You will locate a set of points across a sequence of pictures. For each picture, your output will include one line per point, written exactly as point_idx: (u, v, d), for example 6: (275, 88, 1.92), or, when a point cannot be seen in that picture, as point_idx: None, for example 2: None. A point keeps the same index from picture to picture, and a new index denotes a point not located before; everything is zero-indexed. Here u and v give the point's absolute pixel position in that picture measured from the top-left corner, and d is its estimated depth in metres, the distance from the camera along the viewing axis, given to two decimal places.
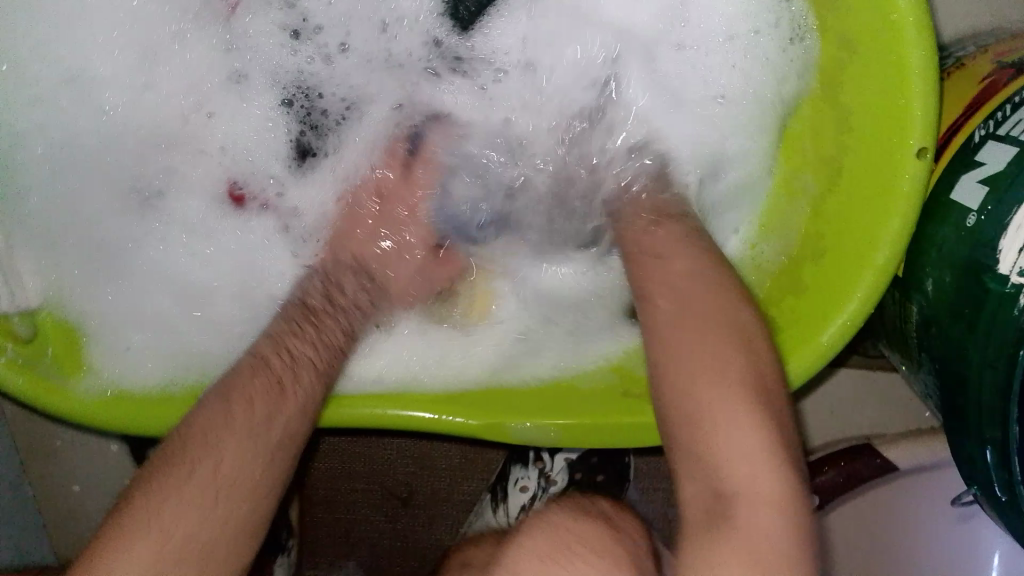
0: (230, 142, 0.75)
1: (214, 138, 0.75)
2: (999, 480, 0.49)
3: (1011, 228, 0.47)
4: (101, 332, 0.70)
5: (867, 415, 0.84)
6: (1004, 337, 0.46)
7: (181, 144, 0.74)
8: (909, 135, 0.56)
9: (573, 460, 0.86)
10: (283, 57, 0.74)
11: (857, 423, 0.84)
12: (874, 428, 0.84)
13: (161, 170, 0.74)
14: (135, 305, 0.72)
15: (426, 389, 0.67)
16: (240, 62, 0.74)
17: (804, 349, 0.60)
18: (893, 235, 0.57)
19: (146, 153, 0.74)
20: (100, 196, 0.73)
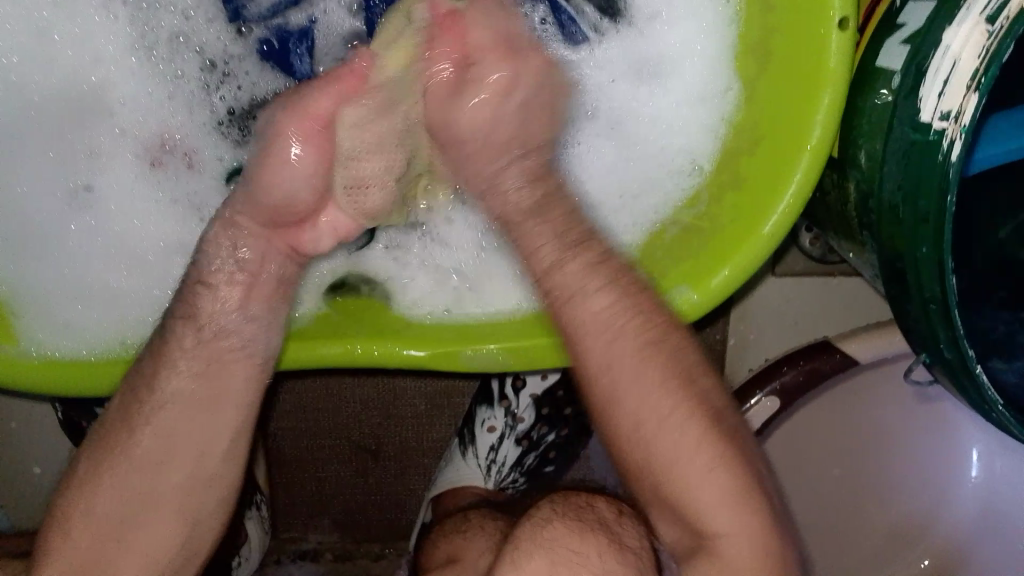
0: (153, 112, 0.69)
1: (133, 107, 0.69)
2: (946, 342, 0.47)
3: (930, 73, 0.45)
4: (40, 301, 0.65)
5: (806, 318, 0.83)
6: (931, 184, 0.44)
7: (99, 118, 0.69)
8: (831, 8, 0.54)
9: (539, 395, 0.83)
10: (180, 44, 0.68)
11: (794, 331, 0.83)
12: (813, 332, 0.83)
13: (85, 147, 0.68)
14: (80, 272, 0.67)
15: (391, 325, 0.65)
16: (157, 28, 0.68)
17: (743, 247, 0.59)
18: (824, 115, 0.56)
19: (68, 133, 0.68)
20: (35, 171, 0.68)
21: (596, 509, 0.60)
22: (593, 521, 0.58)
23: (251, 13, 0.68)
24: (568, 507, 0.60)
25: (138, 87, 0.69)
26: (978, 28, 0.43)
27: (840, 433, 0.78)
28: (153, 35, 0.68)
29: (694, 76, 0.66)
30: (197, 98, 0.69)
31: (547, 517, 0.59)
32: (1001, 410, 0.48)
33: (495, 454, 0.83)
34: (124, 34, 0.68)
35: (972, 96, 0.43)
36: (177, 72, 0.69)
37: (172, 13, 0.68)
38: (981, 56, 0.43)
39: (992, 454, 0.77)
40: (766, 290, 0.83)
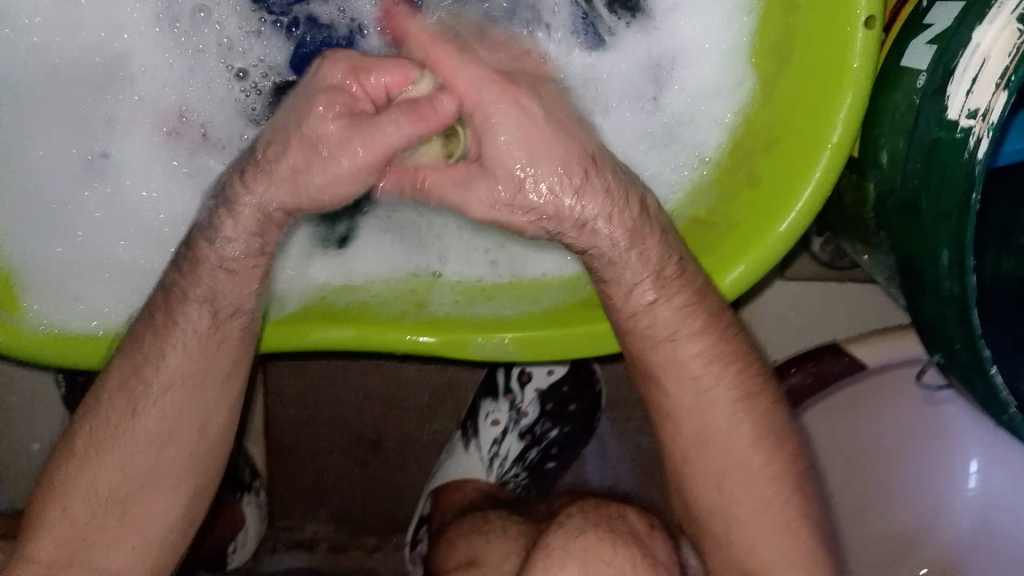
0: (171, 85, 0.69)
1: (151, 81, 0.69)
2: (961, 340, 0.48)
3: (957, 71, 0.45)
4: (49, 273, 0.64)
5: (810, 320, 0.83)
6: (956, 180, 0.44)
7: (114, 89, 0.69)
8: (857, 7, 0.55)
9: (544, 390, 0.83)
10: (201, 19, 0.68)
11: (797, 333, 0.84)
12: (816, 335, 0.84)
13: (101, 118, 0.69)
14: (91, 246, 0.66)
15: (403, 312, 0.65)
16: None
17: (759, 241, 0.59)
18: (845, 114, 0.56)
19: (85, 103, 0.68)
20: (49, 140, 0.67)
21: (622, 521, 0.60)
22: (624, 531, 0.59)
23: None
24: (596, 519, 0.59)
25: (161, 58, 0.69)
26: (1007, 28, 0.43)
27: (843, 440, 0.79)
28: (179, 7, 0.68)
29: (712, 68, 0.66)
30: (220, 73, 0.69)
31: (578, 527, 0.58)
32: (1014, 414, 0.48)
33: (498, 448, 0.82)
34: (148, 4, 0.68)
35: (1000, 94, 0.43)
36: (196, 46, 0.69)
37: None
38: (1010, 55, 0.43)
39: (991, 466, 0.77)
40: (769, 290, 0.83)
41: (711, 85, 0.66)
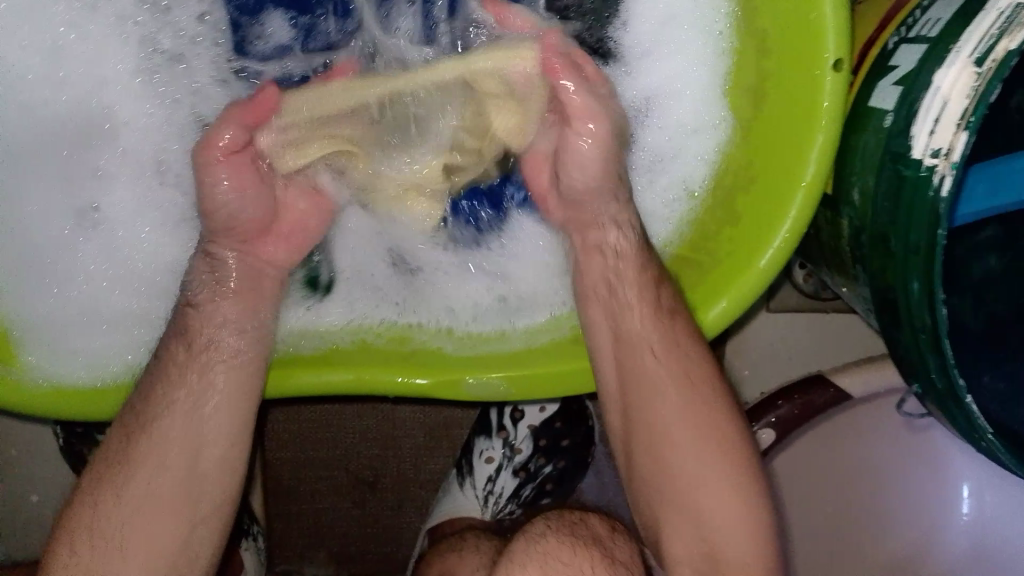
0: (157, 139, 0.70)
1: (136, 136, 0.70)
2: (936, 371, 0.49)
3: (920, 113, 0.47)
4: (50, 330, 0.66)
5: (796, 348, 0.85)
6: (925, 216, 0.46)
7: (105, 143, 0.70)
8: (826, 51, 0.56)
9: (538, 426, 0.84)
10: (171, 68, 0.69)
11: (785, 361, 0.85)
12: (803, 363, 0.85)
13: (94, 171, 0.70)
14: (89, 300, 0.69)
15: (395, 354, 0.67)
16: (169, 51, 0.69)
17: (740, 278, 0.61)
18: (819, 153, 0.58)
19: (79, 158, 0.70)
20: (46, 200, 0.69)
21: (588, 525, 0.63)
22: (586, 535, 0.62)
23: (254, 50, 0.70)
24: (561, 522, 0.63)
25: (143, 110, 0.70)
26: (965, 71, 0.45)
27: (834, 467, 0.79)
28: (160, 58, 0.69)
29: (690, 114, 0.68)
30: (192, 124, 0.70)
31: (541, 532, 0.61)
32: (990, 440, 0.49)
33: (492, 485, 0.84)
34: (131, 57, 0.69)
35: (960, 134, 0.45)
36: (173, 96, 0.70)
37: (179, 36, 0.69)
38: (970, 97, 0.45)
39: (981, 488, 0.79)
40: (754, 319, 0.84)
41: (687, 126, 0.68)
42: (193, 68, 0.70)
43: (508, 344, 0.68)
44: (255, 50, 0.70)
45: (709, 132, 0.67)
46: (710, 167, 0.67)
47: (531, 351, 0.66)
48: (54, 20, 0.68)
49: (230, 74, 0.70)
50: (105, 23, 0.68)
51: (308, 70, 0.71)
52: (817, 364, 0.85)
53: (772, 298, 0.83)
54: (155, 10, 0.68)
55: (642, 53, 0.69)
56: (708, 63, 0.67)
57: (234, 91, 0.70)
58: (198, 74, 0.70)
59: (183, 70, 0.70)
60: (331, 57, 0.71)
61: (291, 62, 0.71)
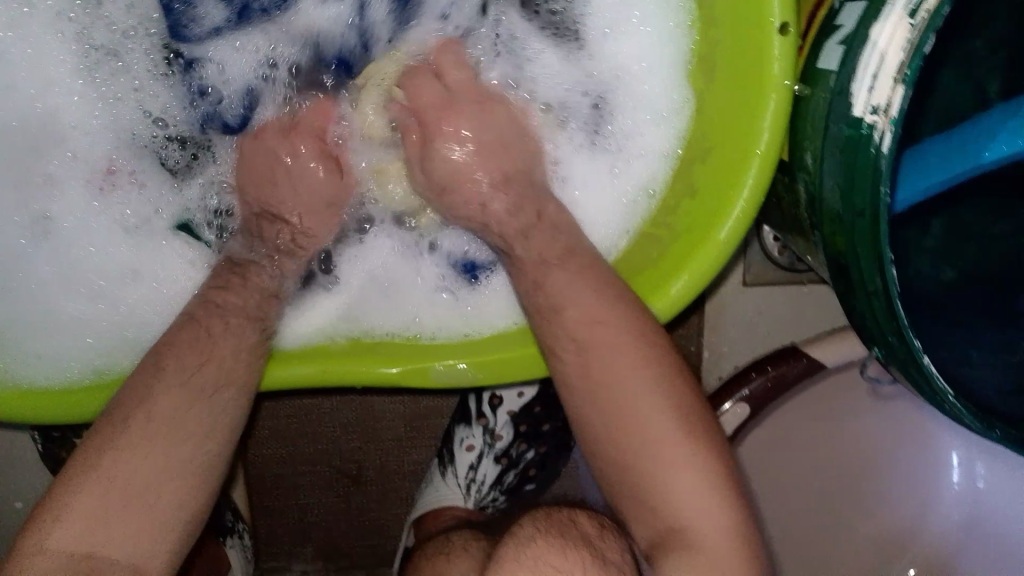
0: (102, 135, 0.70)
1: (79, 137, 0.70)
2: (892, 334, 0.48)
3: (859, 69, 0.46)
4: (16, 333, 0.66)
5: (773, 322, 0.84)
6: (868, 175, 0.45)
7: (57, 145, 0.70)
8: (772, 13, 0.55)
9: (517, 412, 0.84)
10: (105, 64, 0.70)
11: (764, 337, 0.84)
12: (783, 336, 0.84)
13: (48, 174, 0.70)
14: (51, 306, 0.68)
15: (357, 344, 0.66)
16: (105, 44, 0.69)
17: (700, 252, 0.60)
18: (771, 119, 0.57)
19: (32, 163, 0.70)
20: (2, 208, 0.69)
21: (576, 528, 0.62)
22: (576, 537, 0.60)
23: (192, 35, 0.70)
24: (548, 525, 0.62)
25: (87, 110, 0.70)
26: (900, 24, 0.44)
27: (815, 442, 0.79)
28: (97, 55, 0.69)
29: (653, 83, 0.67)
30: (140, 123, 0.71)
31: (529, 537, 0.60)
32: (953, 402, 0.48)
33: (474, 473, 0.83)
34: (72, 57, 0.69)
35: (898, 88, 0.44)
36: (114, 93, 0.70)
37: (112, 31, 0.69)
38: (906, 49, 0.44)
39: (972, 457, 0.78)
40: (727, 295, 0.83)
41: (645, 103, 0.67)
42: (129, 63, 0.70)
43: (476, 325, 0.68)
44: (190, 35, 0.70)
45: (671, 104, 0.66)
46: (676, 141, 0.66)
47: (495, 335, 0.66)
48: None
49: (166, 68, 0.70)
50: (44, 23, 0.69)
51: (254, 39, 0.70)
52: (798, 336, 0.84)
53: (749, 272, 0.82)
54: (87, 6, 0.68)
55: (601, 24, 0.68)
56: (666, 38, 0.66)
57: (172, 88, 0.70)
58: (132, 69, 0.70)
59: (118, 64, 0.70)
60: (277, 27, 0.70)
61: (236, 44, 0.70)
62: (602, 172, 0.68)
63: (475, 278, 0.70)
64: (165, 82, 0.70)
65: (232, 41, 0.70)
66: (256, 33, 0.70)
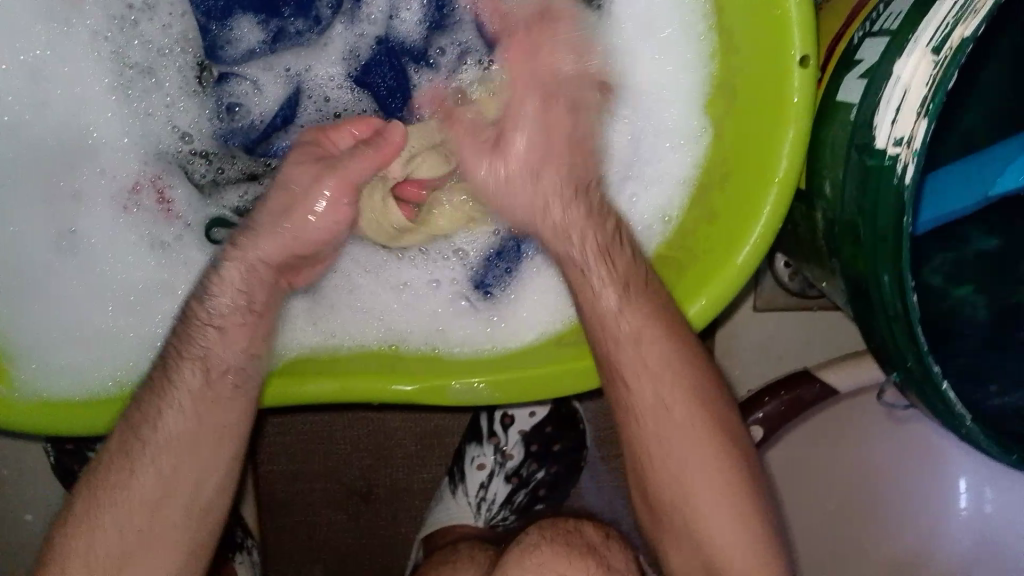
0: (132, 153, 0.72)
1: (109, 153, 0.71)
2: (911, 360, 0.49)
3: (882, 102, 0.48)
4: (37, 345, 0.67)
5: (784, 346, 0.85)
6: (890, 205, 0.46)
7: (84, 160, 0.71)
8: (792, 44, 0.57)
9: (529, 431, 0.84)
10: (139, 83, 0.71)
11: (775, 360, 0.85)
12: (793, 359, 0.85)
13: (74, 188, 0.71)
14: (70, 318, 0.69)
15: (376, 361, 0.67)
16: (138, 61, 0.70)
17: (721, 275, 0.61)
18: (791, 148, 0.58)
19: (57, 177, 0.71)
20: (24, 220, 0.70)
21: (584, 534, 0.64)
22: (580, 545, 0.62)
23: (226, 56, 0.71)
24: (556, 532, 0.63)
25: (117, 126, 0.71)
26: (924, 59, 0.45)
27: (826, 465, 0.79)
28: (131, 73, 0.71)
29: (680, 98, 0.67)
30: (167, 136, 0.72)
31: (535, 543, 0.62)
32: (970, 428, 0.49)
33: (485, 492, 0.83)
34: (106, 74, 0.71)
35: (921, 121, 0.45)
36: (146, 111, 0.71)
37: (149, 49, 0.70)
38: (930, 84, 0.45)
39: (981, 483, 0.78)
40: (740, 318, 0.84)
41: (671, 121, 0.68)
42: (161, 83, 0.71)
43: (495, 343, 0.69)
44: (226, 55, 0.71)
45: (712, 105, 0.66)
46: (694, 166, 0.67)
47: (513, 354, 0.67)
48: (34, 41, 0.69)
49: (197, 86, 0.72)
50: (78, 42, 0.70)
51: (284, 60, 0.72)
52: (809, 360, 0.85)
53: (760, 297, 0.83)
54: (124, 24, 0.70)
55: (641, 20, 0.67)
56: (683, 61, 0.66)
57: (200, 108, 0.72)
58: (164, 88, 0.71)
59: (149, 83, 0.71)
60: (306, 49, 0.72)
61: (266, 66, 0.72)
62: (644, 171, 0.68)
63: (491, 292, 0.71)
64: (197, 102, 0.72)
65: (264, 62, 0.72)
66: (288, 59, 0.72)
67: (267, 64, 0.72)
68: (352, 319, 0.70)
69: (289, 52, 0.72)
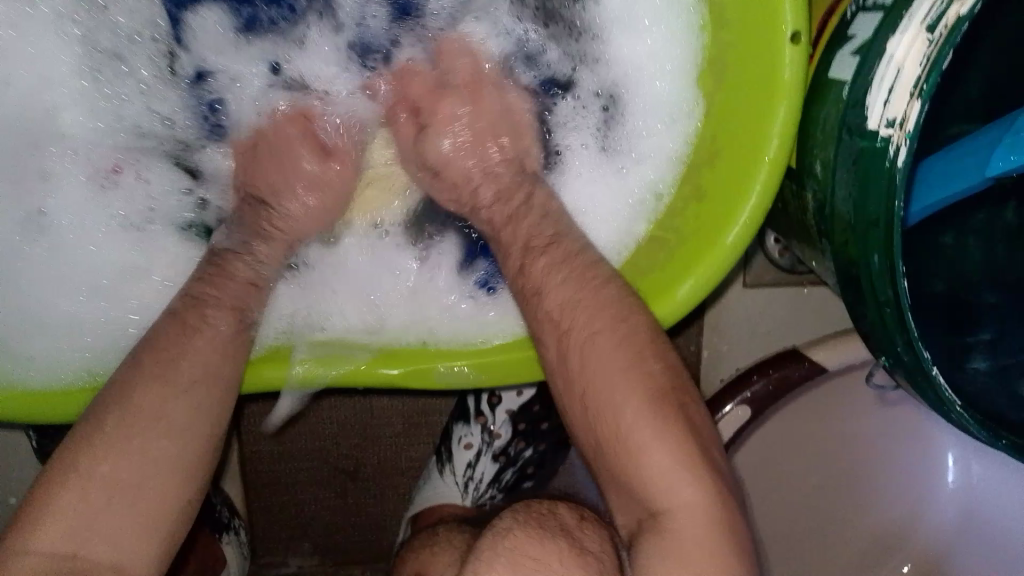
0: (102, 138, 0.70)
1: (82, 138, 0.70)
2: (901, 345, 0.48)
3: (875, 82, 0.46)
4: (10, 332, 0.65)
5: (773, 326, 0.84)
6: (882, 189, 0.45)
7: (54, 145, 0.69)
8: (783, 20, 0.55)
9: (515, 411, 0.83)
10: (115, 66, 0.69)
11: (767, 339, 0.84)
12: (784, 338, 0.84)
13: (46, 175, 0.69)
14: (47, 306, 0.67)
15: (356, 343, 0.66)
16: (108, 44, 0.68)
17: (706, 259, 0.60)
18: (781, 127, 0.56)
19: (26, 161, 0.69)
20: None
21: (558, 516, 0.62)
22: (554, 526, 0.60)
23: (194, 43, 0.69)
24: (530, 516, 0.61)
25: (93, 112, 0.69)
26: (920, 38, 0.44)
27: (814, 442, 0.79)
28: (101, 57, 0.68)
29: (662, 80, 0.66)
30: (147, 119, 0.70)
31: (507, 528, 0.60)
32: (959, 412, 0.48)
33: (472, 472, 0.83)
34: (73, 56, 0.68)
35: (915, 102, 0.44)
36: (122, 96, 0.69)
37: (117, 35, 0.68)
38: (924, 64, 0.44)
39: (967, 458, 0.78)
40: (729, 297, 0.83)
41: (654, 103, 0.66)
42: (134, 65, 0.69)
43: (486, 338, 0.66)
44: (195, 47, 0.69)
45: (678, 92, 0.65)
46: (675, 149, 0.66)
47: (500, 336, 0.66)
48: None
49: (170, 75, 0.69)
50: (45, 22, 0.67)
51: (261, 44, 0.69)
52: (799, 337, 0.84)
53: (748, 275, 0.82)
54: (92, 8, 0.67)
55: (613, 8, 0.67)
56: (671, 34, 0.64)
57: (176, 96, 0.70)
58: (137, 72, 0.69)
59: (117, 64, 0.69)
60: (285, 28, 0.69)
61: (244, 52, 0.69)
62: (607, 174, 0.69)
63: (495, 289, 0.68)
64: (172, 88, 0.69)
65: (239, 48, 0.69)
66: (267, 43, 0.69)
67: (242, 52, 0.69)
68: (346, 306, 0.69)
69: (270, 32, 0.69)
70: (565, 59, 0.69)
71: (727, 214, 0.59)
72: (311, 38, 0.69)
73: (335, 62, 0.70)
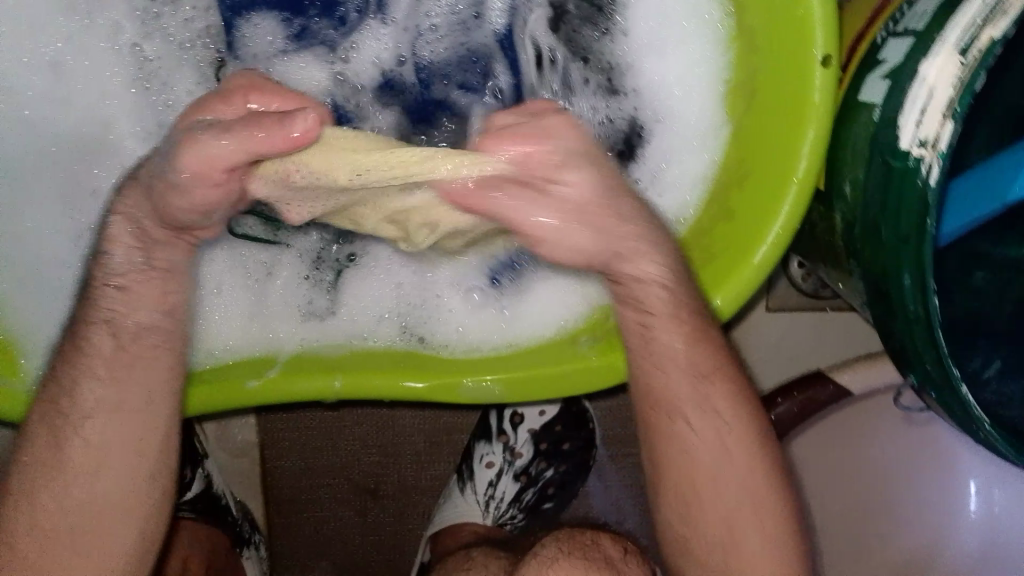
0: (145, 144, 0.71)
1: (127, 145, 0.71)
2: (931, 363, 0.49)
3: (907, 101, 0.47)
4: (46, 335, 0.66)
5: (797, 347, 0.84)
6: (914, 206, 0.46)
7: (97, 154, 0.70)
8: (814, 44, 0.56)
9: (538, 430, 0.84)
10: (165, 72, 0.71)
11: (792, 360, 0.84)
12: (809, 359, 0.84)
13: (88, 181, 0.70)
14: None
15: (381, 356, 0.67)
16: (155, 54, 0.70)
17: (736, 276, 0.60)
18: (811, 148, 0.57)
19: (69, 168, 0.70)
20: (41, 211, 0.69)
21: (599, 550, 0.64)
22: (598, 559, 0.62)
23: (247, 53, 0.71)
24: (573, 547, 0.63)
25: (138, 118, 0.71)
26: (952, 60, 0.45)
27: (836, 466, 0.79)
28: (150, 66, 0.70)
29: (695, 103, 0.67)
30: None
31: (552, 557, 0.62)
32: (988, 429, 0.49)
33: (493, 490, 0.83)
34: (120, 66, 0.70)
35: (947, 122, 0.45)
36: (167, 102, 0.71)
37: (168, 42, 0.70)
38: (956, 85, 0.45)
39: (990, 482, 0.78)
40: (753, 317, 0.84)
41: (681, 126, 0.67)
42: (177, 74, 0.71)
43: (517, 333, 0.68)
44: (245, 55, 0.71)
45: (707, 117, 0.66)
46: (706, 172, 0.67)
47: (525, 349, 0.66)
48: (54, 33, 0.69)
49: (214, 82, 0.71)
50: (101, 34, 0.70)
51: (320, 60, 0.72)
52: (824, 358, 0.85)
53: (773, 298, 0.83)
54: (147, 16, 0.70)
55: (637, 32, 0.68)
56: (702, 56, 0.66)
57: None
58: (180, 80, 0.71)
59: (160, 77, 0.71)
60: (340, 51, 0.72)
61: (302, 67, 0.72)
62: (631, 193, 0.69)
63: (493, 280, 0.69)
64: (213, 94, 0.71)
65: (292, 64, 0.72)
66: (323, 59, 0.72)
67: (294, 63, 0.72)
68: (366, 300, 0.69)
69: (323, 55, 0.72)
70: (594, 88, 0.70)
71: (755, 234, 0.60)
72: (362, 64, 0.72)
73: (381, 86, 0.72)
